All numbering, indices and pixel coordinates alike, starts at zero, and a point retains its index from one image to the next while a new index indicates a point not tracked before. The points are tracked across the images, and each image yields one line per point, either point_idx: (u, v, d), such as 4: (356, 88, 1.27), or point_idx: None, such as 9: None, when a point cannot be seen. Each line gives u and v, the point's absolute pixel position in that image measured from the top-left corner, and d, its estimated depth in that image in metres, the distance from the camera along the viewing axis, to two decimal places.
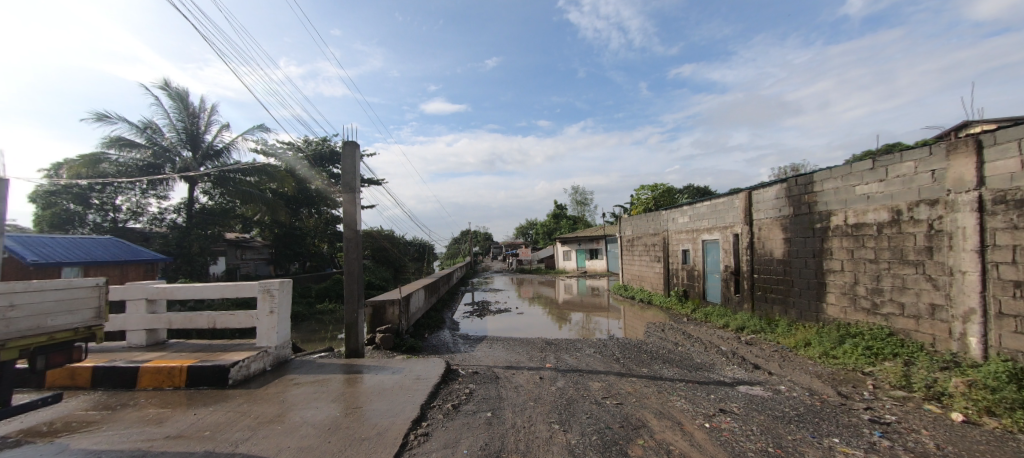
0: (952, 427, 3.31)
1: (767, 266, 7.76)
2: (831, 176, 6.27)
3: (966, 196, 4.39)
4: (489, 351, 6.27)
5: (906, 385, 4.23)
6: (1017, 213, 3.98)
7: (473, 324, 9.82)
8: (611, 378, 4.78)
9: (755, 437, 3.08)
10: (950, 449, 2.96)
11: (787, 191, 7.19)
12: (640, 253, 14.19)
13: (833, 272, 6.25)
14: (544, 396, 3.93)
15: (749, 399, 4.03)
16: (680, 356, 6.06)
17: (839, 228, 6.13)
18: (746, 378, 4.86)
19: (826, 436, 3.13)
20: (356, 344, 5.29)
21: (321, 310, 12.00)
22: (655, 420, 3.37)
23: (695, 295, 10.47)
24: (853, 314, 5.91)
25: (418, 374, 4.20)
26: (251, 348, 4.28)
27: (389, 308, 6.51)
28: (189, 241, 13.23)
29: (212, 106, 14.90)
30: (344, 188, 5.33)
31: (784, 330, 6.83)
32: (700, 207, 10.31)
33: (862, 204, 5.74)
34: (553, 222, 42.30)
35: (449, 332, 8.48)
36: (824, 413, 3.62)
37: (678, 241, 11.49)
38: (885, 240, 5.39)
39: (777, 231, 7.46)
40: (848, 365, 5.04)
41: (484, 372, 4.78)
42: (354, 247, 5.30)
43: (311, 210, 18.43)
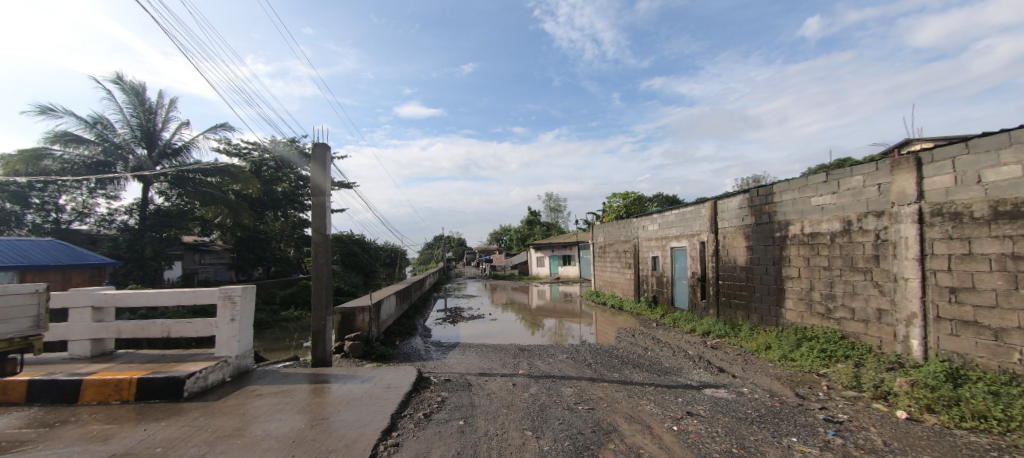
0: (897, 424, 3.55)
1: (730, 273, 8.10)
2: (789, 188, 6.62)
3: (907, 208, 4.75)
4: (462, 358, 6.21)
5: (856, 385, 4.50)
6: (950, 225, 4.34)
7: (445, 330, 9.68)
8: (583, 383, 4.82)
9: (719, 438, 3.19)
10: (896, 444, 3.16)
11: (750, 201, 7.54)
12: (611, 259, 14.48)
13: (791, 278, 6.58)
14: (517, 403, 3.92)
15: (714, 401, 4.18)
16: (649, 360, 6.20)
17: (797, 236, 6.47)
18: (712, 382, 5.02)
19: (785, 436, 3.28)
20: (323, 352, 5.11)
21: (286, 317, 11.52)
22: (625, 424, 3.43)
23: (664, 301, 10.76)
24: (809, 319, 6.24)
25: (388, 383, 4.11)
26: (209, 358, 4.05)
27: (359, 315, 6.33)
28: (142, 244, 12.43)
29: (170, 102, 14.16)
30: (313, 191, 5.16)
31: (746, 334, 7.13)
32: (669, 214, 10.64)
33: (817, 215, 6.08)
34: (527, 228, 42.55)
35: (420, 338, 8.33)
36: (783, 414, 3.79)
37: (648, 248, 11.79)
38: (837, 249, 5.74)
39: (740, 239, 7.80)
40: (804, 367, 5.32)
41: (457, 380, 4.73)
42: (322, 252, 5.13)
43: (277, 214, 17.76)
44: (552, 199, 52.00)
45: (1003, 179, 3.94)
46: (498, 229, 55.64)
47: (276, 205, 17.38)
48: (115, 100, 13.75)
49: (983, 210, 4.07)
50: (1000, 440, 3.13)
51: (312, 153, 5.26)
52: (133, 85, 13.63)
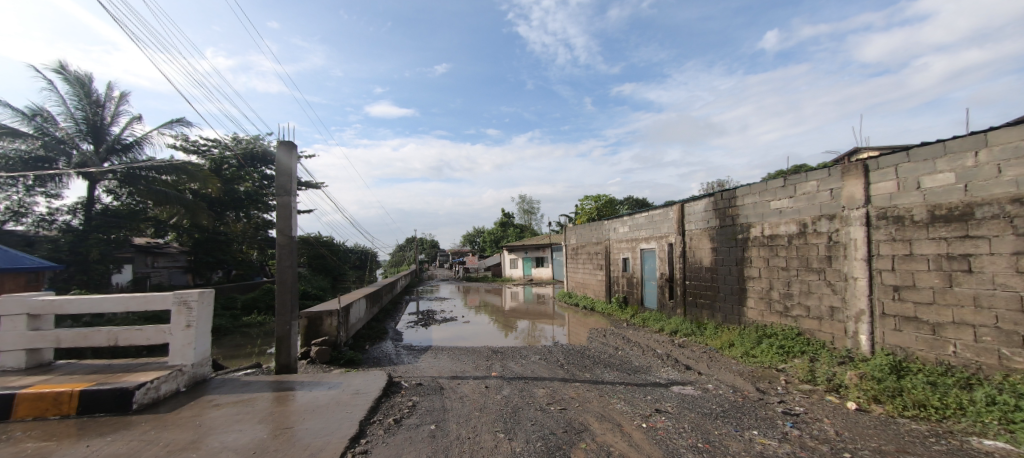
0: (847, 415, 3.77)
1: (696, 273, 8.40)
2: (750, 192, 6.93)
3: (856, 212, 5.07)
4: (434, 361, 6.12)
5: (811, 378, 4.76)
6: (893, 228, 4.67)
7: (417, 334, 9.53)
8: (556, 384, 4.86)
9: (686, 433, 3.29)
10: (847, 434, 3.36)
11: (714, 205, 7.84)
12: (583, 261, 14.70)
13: (752, 278, 6.89)
14: (489, 405, 3.90)
15: (681, 398, 4.31)
16: (620, 360, 6.34)
17: (757, 238, 6.78)
18: (679, 379, 5.18)
19: (747, 429, 3.42)
20: (288, 359, 4.91)
21: (248, 323, 10.98)
22: (597, 423, 3.48)
23: (634, 301, 11.02)
24: (768, 317, 6.55)
25: (357, 389, 3.99)
26: (161, 367, 3.81)
27: (326, 319, 6.13)
28: (86, 246, 11.55)
29: (120, 95, 13.30)
30: (278, 191, 4.97)
31: (711, 332, 7.40)
32: (638, 217, 10.91)
33: (776, 218, 6.40)
34: (500, 230, 42.58)
35: (391, 342, 8.17)
36: (745, 408, 3.96)
37: (618, 250, 12.05)
38: (794, 250, 6.05)
39: (706, 240, 8.09)
40: (764, 363, 5.58)
41: (428, 383, 4.66)
42: (287, 255, 4.94)
43: (238, 214, 16.84)
44: (524, 202, 52.02)
45: (939, 186, 4.28)
46: (471, 231, 55.43)
47: (237, 205, 16.58)
48: (56, 91, 12.75)
49: (921, 214, 4.41)
50: (938, 427, 3.39)
51: (277, 152, 5.04)
52: (79, 75, 12.71)
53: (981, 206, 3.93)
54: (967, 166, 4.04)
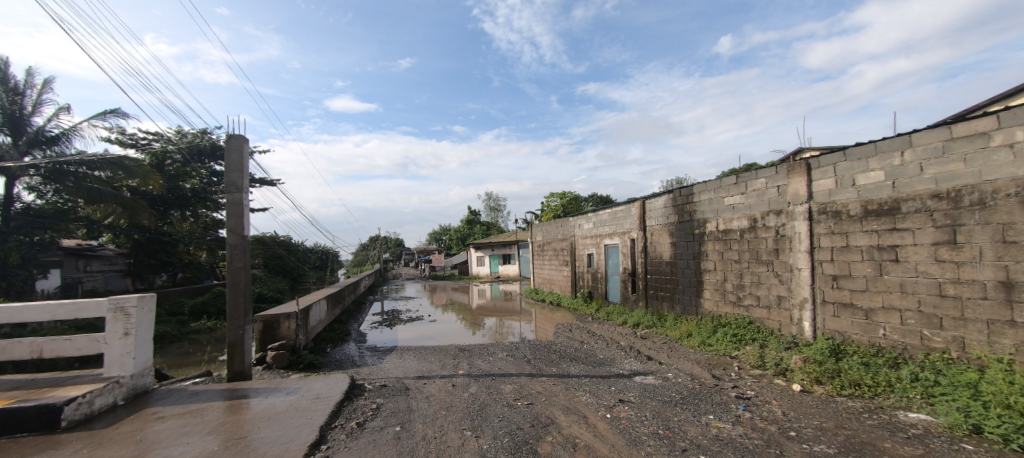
0: (793, 396, 4.05)
1: (656, 267, 8.72)
2: (706, 189, 7.25)
3: (800, 207, 5.43)
4: (399, 361, 5.99)
5: (760, 364, 5.07)
6: (832, 222, 5.04)
7: (381, 334, 9.28)
8: (523, 379, 4.89)
9: (648, 421, 3.41)
10: (793, 414, 3.60)
11: (673, 201, 8.14)
12: (549, 257, 14.88)
13: (708, 271, 7.23)
14: (457, 403, 3.88)
15: (643, 387, 4.46)
16: (585, 353, 6.48)
17: (713, 233, 7.12)
18: (641, 369, 5.36)
19: (704, 414, 3.59)
20: (242, 365, 4.66)
21: (197, 329, 10.29)
22: (563, 416, 3.54)
23: (599, 296, 11.29)
24: (722, 307, 6.91)
25: (317, 393, 3.84)
26: (95, 379, 3.50)
27: (284, 322, 5.83)
28: (4, 250, 10.39)
29: (43, 82, 12.04)
30: (228, 188, 4.67)
31: (671, 323, 7.71)
32: (602, 214, 11.16)
33: (729, 213, 6.74)
34: (467, 228, 42.34)
35: (354, 344, 7.91)
36: (702, 394, 4.15)
37: (583, 246, 12.29)
38: (746, 243, 6.40)
39: (665, 236, 8.40)
40: (719, 351, 5.89)
41: (393, 384, 4.55)
42: (240, 255, 4.66)
43: (184, 213, 15.75)
44: (490, 199, 52.18)
45: (871, 183, 4.65)
46: (437, 230, 54.76)
47: (182, 204, 15.48)
48: None
49: (856, 209, 4.78)
50: (870, 403, 3.71)
51: (226, 146, 4.74)
52: None
53: (906, 201, 4.32)
54: (894, 165, 4.42)
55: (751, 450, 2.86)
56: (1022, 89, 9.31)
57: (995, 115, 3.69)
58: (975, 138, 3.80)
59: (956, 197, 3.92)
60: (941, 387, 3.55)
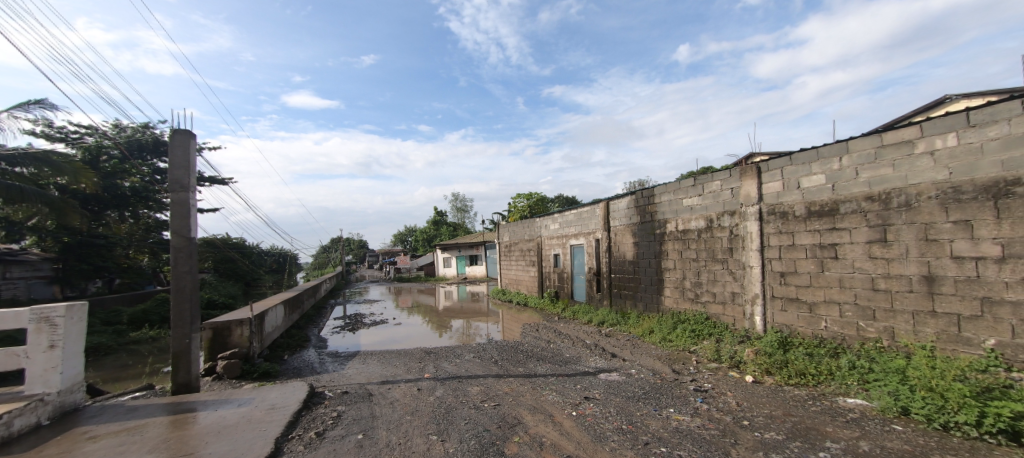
0: (745, 387, 4.28)
1: (620, 267, 8.95)
2: (666, 190, 7.53)
3: (751, 208, 5.75)
4: (362, 367, 5.81)
5: (716, 357, 5.33)
6: (780, 222, 5.38)
7: (343, 339, 8.94)
8: (490, 380, 4.88)
9: (612, 417, 3.49)
10: (745, 404, 3.81)
11: (636, 202, 8.39)
12: (516, 258, 14.95)
13: (668, 270, 7.50)
14: (422, 408, 3.80)
15: (607, 384, 4.56)
16: (551, 352, 6.55)
17: (672, 233, 7.40)
18: (606, 366, 5.49)
19: (665, 408, 3.72)
20: (188, 376, 4.36)
21: (137, 339, 9.51)
22: (529, 415, 3.55)
23: (565, 296, 11.45)
24: (681, 304, 7.19)
25: (272, 403, 3.65)
26: (14, 398, 3.15)
27: (236, 329, 5.49)
28: None
29: None
30: (172, 187, 4.35)
31: (633, 321, 7.95)
32: (567, 214, 11.34)
33: (687, 214, 7.02)
34: (434, 229, 41.79)
35: (314, 350, 7.59)
36: (663, 389, 4.31)
37: (549, 246, 12.44)
38: (703, 243, 6.69)
39: (628, 236, 8.65)
40: (679, 346, 6.14)
41: (355, 391, 4.41)
42: (185, 259, 4.35)
43: (122, 214, 14.53)
44: (456, 199, 51.65)
45: (813, 186, 4.99)
46: (402, 231, 53.76)
47: (120, 203, 14.26)
48: None
49: (801, 210, 5.12)
50: (814, 391, 3.99)
51: (169, 141, 4.42)
52: None
53: (844, 203, 4.67)
54: (834, 169, 4.77)
55: (708, 440, 2.99)
56: (940, 102, 10.34)
57: (918, 124, 4.05)
58: (901, 146, 4.16)
59: (887, 199, 4.27)
60: (874, 374, 3.86)
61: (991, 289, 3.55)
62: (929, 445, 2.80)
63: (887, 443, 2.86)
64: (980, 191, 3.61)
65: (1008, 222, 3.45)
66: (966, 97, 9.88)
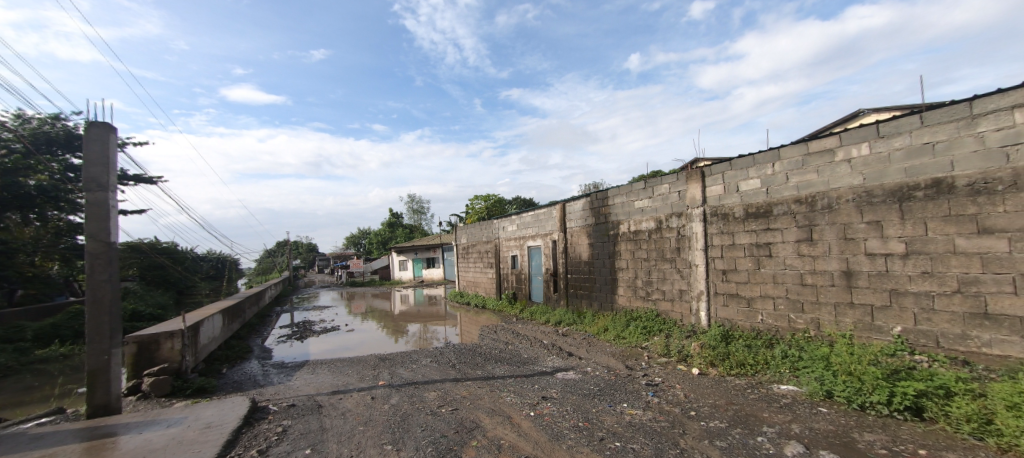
0: (692, 379, 4.53)
1: (576, 267, 9.15)
2: (619, 193, 7.80)
3: (696, 210, 6.09)
4: (310, 377, 5.50)
5: (666, 352, 5.59)
6: (722, 223, 5.75)
7: (290, 348, 8.42)
8: (447, 385, 4.79)
9: (569, 415, 3.55)
10: (692, 395, 4.02)
11: (590, 204, 8.62)
12: (474, 260, 14.87)
13: (622, 269, 7.76)
14: (376, 417, 3.66)
15: (564, 383, 4.64)
16: (509, 353, 6.57)
17: (625, 233, 7.68)
18: (563, 365, 5.59)
19: (619, 403, 3.84)
20: (107, 397, 3.92)
21: (44, 357, 8.41)
22: (487, 418, 3.53)
23: (523, 297, 11.54)
24: (633, 302, 7.47)
25: (207, 422, 3.37)
26: None
27: (165, 343, 5.01)
28: None
29: None
30: (87, 186, 3.88)
31: (589, 320, 8.16)
32: (524, 216, 11.43)
33: (638, 215, 7.31)
34: (389, 232, 40.60)
35: (256, 361, 7.10)
36: (618, 385, 4.45)
37: (507, 247, 12.48)
38: (653, 243, 7.00)
39: (584, 237, 8.87)
40: (632, 343, 6.37)
41: (303, 403, 4.17)
42: (103, 266, 3.89)
43: (26, 216, 12.78)
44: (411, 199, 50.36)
45: (751, 189, 5.38)
46: (355, 233, 51.78)
47: (23, 204, 12.55)
48: None
49: (740, 212, 5.51)
50: (752, 379, 4.30)
51: (83, 135, 3.94)
52: None
53: (776, 205, 5.07)
54: (768, 174, 5.17)
55: (659, 433, 3.11)
56: (855, 115, 11.53)
57: (837, 134, 4.49)
58: (824, 154, 4.59)
59: (812, 201, 4.69)
60: (803, 361, 4.22)
61: (897, 281, 3.99)
62: (849, 424, 3.10)
63: (815, 425, 3.13)
64: (887, 195, 4.06)
65: (910, 222, 3.90)
66: (875, 111, 11.10)
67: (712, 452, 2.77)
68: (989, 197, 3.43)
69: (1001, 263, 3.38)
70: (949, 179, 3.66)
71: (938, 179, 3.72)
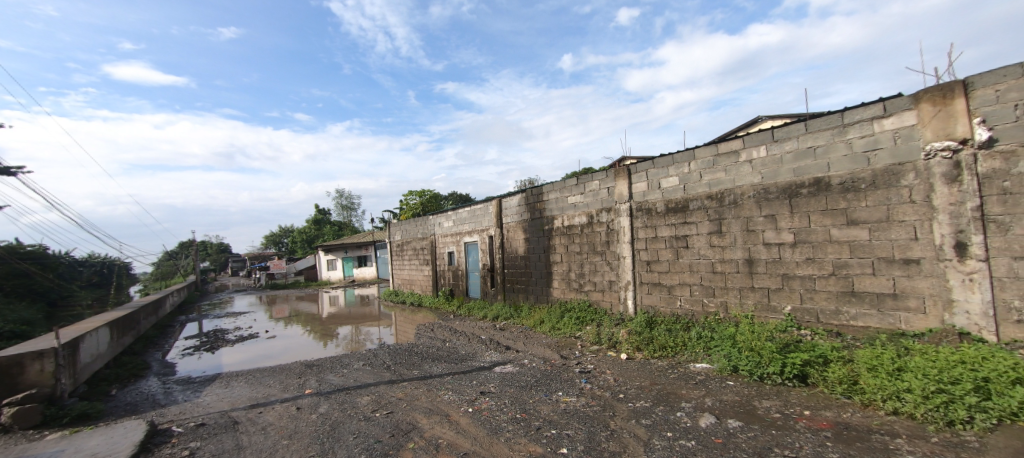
0: (621, 364, 4.83)
1: (512, 262, 9.28)
2: (553, 189, 8.03)
3: (623, 205, 6.47)
4: (224, 391, 4.98)
5: (597, 340, 5.91)
6: (646, 218, 6.17)
7: (198, 362, 7.53)
8: (382, 388, 4.61)
9: (506, 408, 3.60)
10: (620, 378, 4.30)
11: (526, 200, 8.76)
12: (409, 257, 14.45)
13: (556, 263, 8.02)
14: (302, 429, 3.42)
15: (503, 376, 4.70)
16: (447, 351, 6.50)
17: (559, 228, 7.93)
18: (500, 359, 5.65)
19: (554, 392, 3.98)
20: None
21: None
22: (425, 419, 3.46)
23: (460, 293, 11.45)
24: (567, 294, 7.77)
25: (91, 454, 2.90)
26: None
27: (31, 365, 4.21)
28: None
29: None
30: None
31: (525, 313, 8.34)
32: (461, 211, 11.31)
33: (571, 210, 7.59)
34: (315, 230, 37.98)
35: (155, 379, 6.24)
36: (553, 374, 4.62)
37: (443, 244, 12.28)
38: (585, 237, 7.32)
39: (520, 232, 9.01)
40: (566, 333, 6.64)
41: (215, 421, 3.76)
42: None
43: None
44: (342, 197, 47.46)
45: (670, 186, 5.83)
46: (275, 232, 47.69)
47: None
48: None
49: (661, 207, 5.95)
50: (673, 361, 4.70)
51: None
52: None
53: (692, 201, 5.56)
54: (685, 172, 5.64)
55: (591, 416, 3.28)
56: (755, 121, 12.98)
57: (740, 138, 5.01)
58: (730, 155, 5.11)
59: (721, 197, 5.21)
60: (715, 340, 4.68)
61: (787, 267, 4.59)
62: (751, 394, 3.52)
63: (724, 397, 3.51)
64: (780, 192, 4.64)
65: (797, 215, 4.50)
66: (770, 118, 12.62)
67: (639, 430, 2.98)
68: (855, 194, 4.07)
69: (864, 249, 4.03)
70: (826, 178, 4.27)
71: (818, 178, 4.33)
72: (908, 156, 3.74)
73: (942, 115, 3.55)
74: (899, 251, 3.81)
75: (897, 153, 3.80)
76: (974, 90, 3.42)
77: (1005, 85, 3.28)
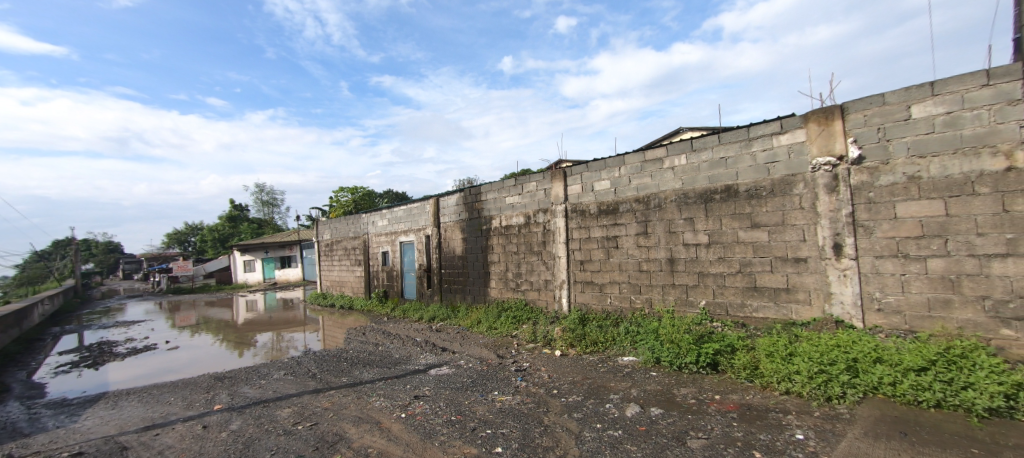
0: (555, 360, 4.98)
1: (449, 262, 9.16)
2: (491, 189, 8.04)
3: (559, 206, 6.67)
4: (112, 413, 4.31)
5: (533, 338, 6.03)
6: (580, 219, 6.43)
7: (76, 381, 6.43)
8: (306, 398, 4.29)
9: (441, 411, 3.53)
10: (554, 375, 4.43)
11: (464, 199, 8.69)
12: (339, 257, 13.63)
13: (493, 263, 8.05)
14: (208, 450, 3.06)
15: (438, 379, 4.60)
16: (379, 355, 6.23)
17: (497, 228, 7.96)
18: (436, 361, 5.54)
19: (490, 392, 3.98)
20: None
21: None
22: (353, 428, 3.28)
23: (394, 294, 11.04)
24: (504, 293, 7.83)
25: None
26: None
27: None
28: None
29: None
30: None
31: (462, 314, 8.27)
32: (396, 210, 10.91)
33: (509, 211, 7.66)
34: (229, 228, 34.39)
35: (17, 403, 5.22)
36: (489, 374, 4.61)
37: (377, 244, 11.76)
38: (522, 237, 7.43)
39: (457, 232, 8.91)
40: (503, 332, 6.69)
41: (98, 448, 3.24)
42: None
43: None
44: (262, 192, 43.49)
45: (602, 189, 6.13)
46: (180, 231, 42.42)
47: None
48: None
49: (594, 208, 6.23)
50: (603, 355, 4.94)
51: None
52: None
53: (621, 204, 5.89)
54: (615, 176, 5.95)
55: (525, 414, 3.33)
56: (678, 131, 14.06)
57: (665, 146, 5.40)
58: (655, 161, 5.48)
59: (647, 201, 5.58)
60: (640, 334, 4.99)
61: (703, 265, 5.04)
62: (671, 383, 3.81)
63: (647, 387, 3.76)
64: (697, 197, 5.08)
65: (711, 218, 4.96)
66: (691, 130, 13.79)
67: (570, 424, 3.09)
68: (758, 200, 4.59)
69: (764, 249, 4.55)
70: (735, 186, 4.76)
71: (728, 185, 4.81)
72: (799, 168, 4.29)
73: (825, 133, 4.11)
74: (791, 251, 4.36)
75: (791, 166, 4.34)
76: (849, 114, 4.00)
77: (871, 111, 3.88)
